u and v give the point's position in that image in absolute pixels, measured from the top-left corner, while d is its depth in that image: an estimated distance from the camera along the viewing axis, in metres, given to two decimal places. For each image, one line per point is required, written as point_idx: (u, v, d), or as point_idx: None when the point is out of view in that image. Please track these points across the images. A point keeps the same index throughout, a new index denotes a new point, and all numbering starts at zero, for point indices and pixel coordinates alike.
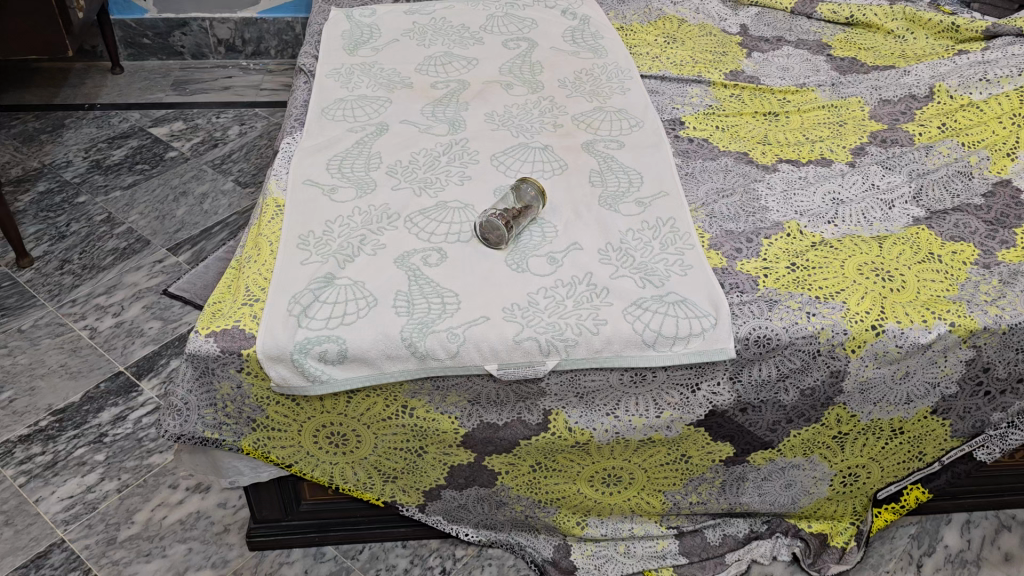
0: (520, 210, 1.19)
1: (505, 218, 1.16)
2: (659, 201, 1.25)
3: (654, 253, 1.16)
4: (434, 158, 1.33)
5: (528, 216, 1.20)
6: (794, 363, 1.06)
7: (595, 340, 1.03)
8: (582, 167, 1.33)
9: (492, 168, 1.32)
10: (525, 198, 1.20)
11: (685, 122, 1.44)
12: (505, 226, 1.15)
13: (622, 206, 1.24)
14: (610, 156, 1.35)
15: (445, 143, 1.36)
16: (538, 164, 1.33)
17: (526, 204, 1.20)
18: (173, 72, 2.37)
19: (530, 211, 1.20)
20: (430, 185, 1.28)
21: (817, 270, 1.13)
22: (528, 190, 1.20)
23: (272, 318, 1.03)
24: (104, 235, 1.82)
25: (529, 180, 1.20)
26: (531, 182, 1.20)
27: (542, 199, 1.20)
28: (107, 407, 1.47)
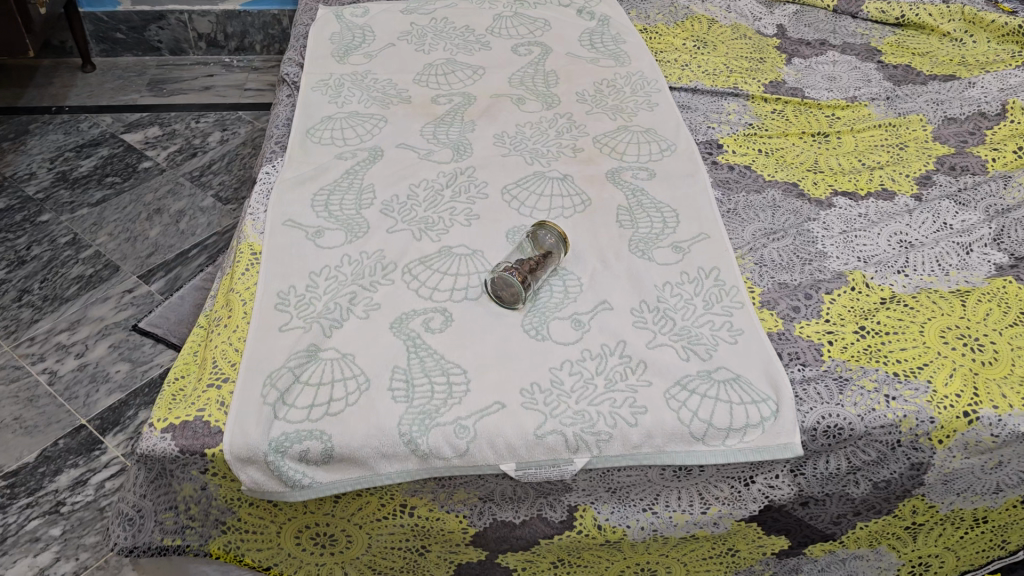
0: (540, 262, 1.01)
1: (523, 274, 0.98)
2: (699, 245, 1.07)
3: (696, 314, 0.99)
4: (436, 193, 1.14)
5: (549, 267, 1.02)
6: (868, 455, 0.89)
7: (632, 433, 0.85)
8: (608, 202, 1.15)
9: (503, 205, 1.14)
10: (546, 246, 1.02)
11: (723, 144, 1.26)
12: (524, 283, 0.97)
13: (656, 252, 1.07)
14: (640, 189, 1.17)
15: (449, 173, 1.18)
16: (555, 198, 1.15)
17: (547, 254, 1.02)
18: (149, 70, 2.17)
19: (552, 261, 1.02)
20: (432, 226, 1.09)
21: (892, 336, 0.95)
22: (549, 236, 1.02)
23: (243, 407, 0.86)
24: (68, 261, 1.64)
25: (551, 225, 1.02)
26: (553, 226, 1.02)
27: (566, 247, 1.03)
28: (66, 469, 1.30)
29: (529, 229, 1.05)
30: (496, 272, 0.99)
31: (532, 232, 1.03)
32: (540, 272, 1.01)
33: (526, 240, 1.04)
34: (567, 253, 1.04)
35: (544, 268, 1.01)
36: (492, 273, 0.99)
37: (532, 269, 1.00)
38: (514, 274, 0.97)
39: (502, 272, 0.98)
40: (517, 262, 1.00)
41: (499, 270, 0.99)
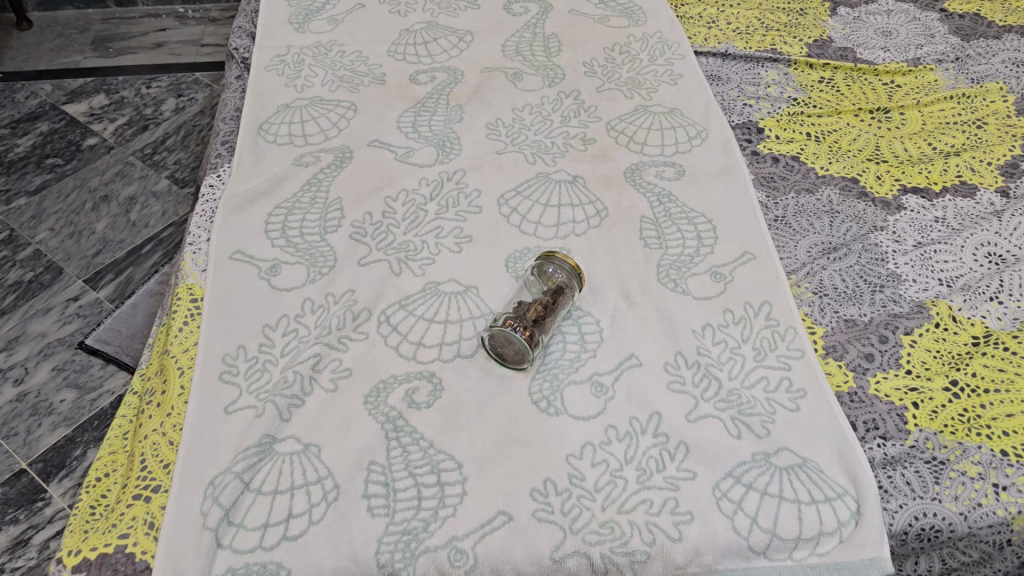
0: (549, 306, 0.81)
1: (529, 326, 0.78)
2: (743, 270, 0.87)
3: (746, 370, 0.79)
4: (418, 207, 0.93)
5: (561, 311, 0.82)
6: (968, 556, 0.72)
7: (675, 550, 0.68)
8: (629, 212, 0.93)
9: (500, 219, 0.93)
10: (558, 284, 0.82)
11: (764, 127, 1.04)
12: (529, 339, 0.77)
13: (691, 281, 0.86)
14: (668, 193, 0.95)
15: (434, 179, 0.96)
16: (564, 209, 0.94)
17: (560, 294, 0.82)
18: (94, 25, 1.92)
19: (565, 302, 0.82)
20: (414, 253, 0.89)
21: (993, 396, 0.77)
22: (562, 271, 0.81)
23: (175, 532, 0.67)
24: (4, 264, 1.43)
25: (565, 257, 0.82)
26: (567, 258, 0.82)
27: (582, 283, 0.82)
28: (4, 526, 1.13)
29: (536, 262, 0.84)
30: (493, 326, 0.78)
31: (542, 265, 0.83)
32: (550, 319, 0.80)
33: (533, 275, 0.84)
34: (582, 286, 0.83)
35: (554, 312, 0.81)
36: (489, 327, 0.79)
37: (539, 317, 0.79)
38: (517, 329, 0.77)
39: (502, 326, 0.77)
40: (521, 310, 0.80)
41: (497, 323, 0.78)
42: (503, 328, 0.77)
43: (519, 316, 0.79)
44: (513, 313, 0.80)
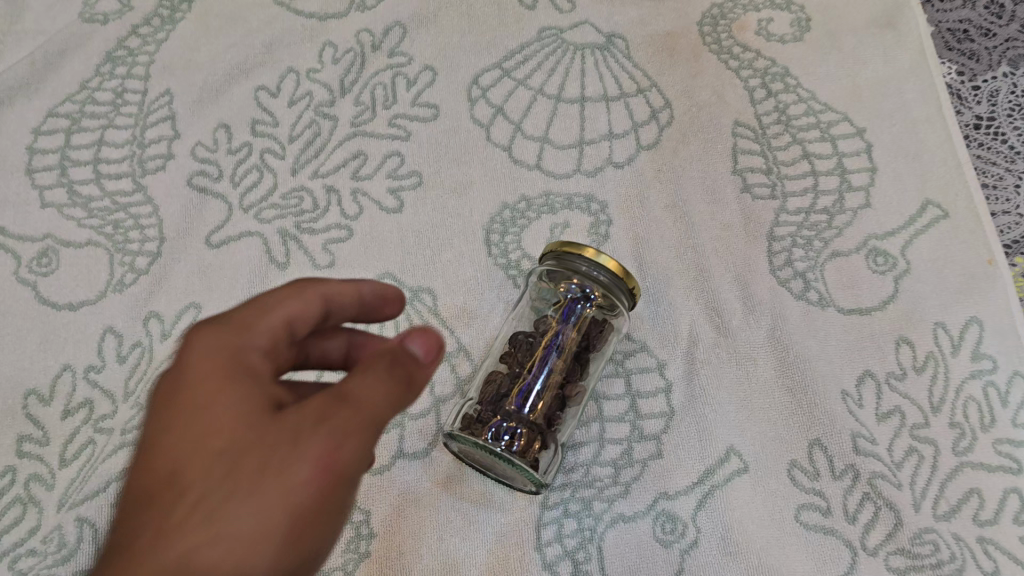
0: (571, 357, 0.42)
1: (525, 421, 0.39)
2: (927, 245, 0.47)
3: (938, 479, 0.42)
4: (318, 110, 0.50)
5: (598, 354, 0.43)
6: None
7: None
8: (712, 112, 0.50)
9: (473, 132, 0.50)
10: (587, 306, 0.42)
11: None
12: (530, 449, 0.39)
13: (833, 273, 0.46)
14: (781, 69, 0.52)
15: (346, 46, 0.52)
16: (591, 108, 0.51)
17: (593, 323, 0.42)
18: None
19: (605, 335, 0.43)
20: (312, 218, 0.48)
21: None
22: (592, 275, 0.41)
23: None
24: None
25: (590, 246, 0.41)
26: (596, 248, 0.41)
27: (637, 294, 0.42)
28: None
29: (542, 259, 0.44)
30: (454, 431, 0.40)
31: (552, 269, 0.43)
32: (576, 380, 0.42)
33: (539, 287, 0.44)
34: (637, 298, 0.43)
35: (584, 363, 0.42)
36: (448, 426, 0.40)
37: (548, 388, 0.41)
38: (503, 435, 0.38)
39: (472, 431, 0.39)
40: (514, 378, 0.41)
41: (466, 417, 0.40)
42: (473, 436, 0.39)
43: (506, 401, 0.40)
44: (498, 385, 0.41)
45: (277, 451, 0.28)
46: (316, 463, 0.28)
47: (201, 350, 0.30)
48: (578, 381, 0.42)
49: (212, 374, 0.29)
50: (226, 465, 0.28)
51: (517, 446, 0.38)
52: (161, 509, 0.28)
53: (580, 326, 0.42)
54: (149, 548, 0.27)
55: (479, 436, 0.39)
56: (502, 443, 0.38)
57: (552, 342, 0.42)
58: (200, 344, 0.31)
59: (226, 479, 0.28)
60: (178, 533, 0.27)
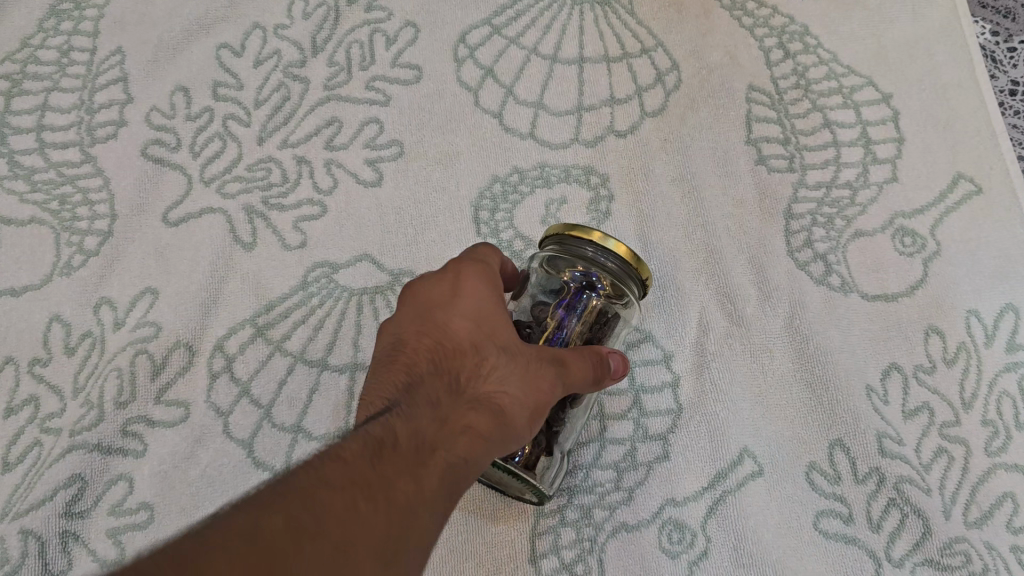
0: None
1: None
2: (958, 224, 0.43)
3: (970, 482, 0.38)
4: (288, 71, 0.45)
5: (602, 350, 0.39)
6: None
7: None
8: (724, 75, 0.46)
9: (459, 96, 0.45)
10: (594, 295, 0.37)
11: None
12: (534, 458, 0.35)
13: (856, 254, 0.42)
14: (799, 27, 0.47)
15: (318, 0, 0.47)
16: (590, 70, 0.46)
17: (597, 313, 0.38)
18: None
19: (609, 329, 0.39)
20: (281, 193, 0.43)
21: None
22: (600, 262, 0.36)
23: None
24: None
25: (595, 229, 0.35)
26: (603, 232, 0.35)
27: (648, 284, 0.38)
28: None
29: (543, 242, 0.38)
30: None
31: (554, 256, 0.37)
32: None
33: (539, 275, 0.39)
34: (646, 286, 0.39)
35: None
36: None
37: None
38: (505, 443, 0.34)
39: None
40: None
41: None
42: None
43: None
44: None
45: (505, 438, 0.30)
46: (533, 422, 0.31)
47: (584, 364, 0.33)
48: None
49: (548, 358, 0.32)
50: (471, 456, 0.29)
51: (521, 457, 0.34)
52: (399, 466, 0.26)
53: (585, 319, 0.37)
54: (394, 498, 0.26)
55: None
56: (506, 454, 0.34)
57: (554, 336, 0.37)
58: (489, 302, 0.33)
59: (468, 438, 0.29)
60: (389, 532, 0.25)
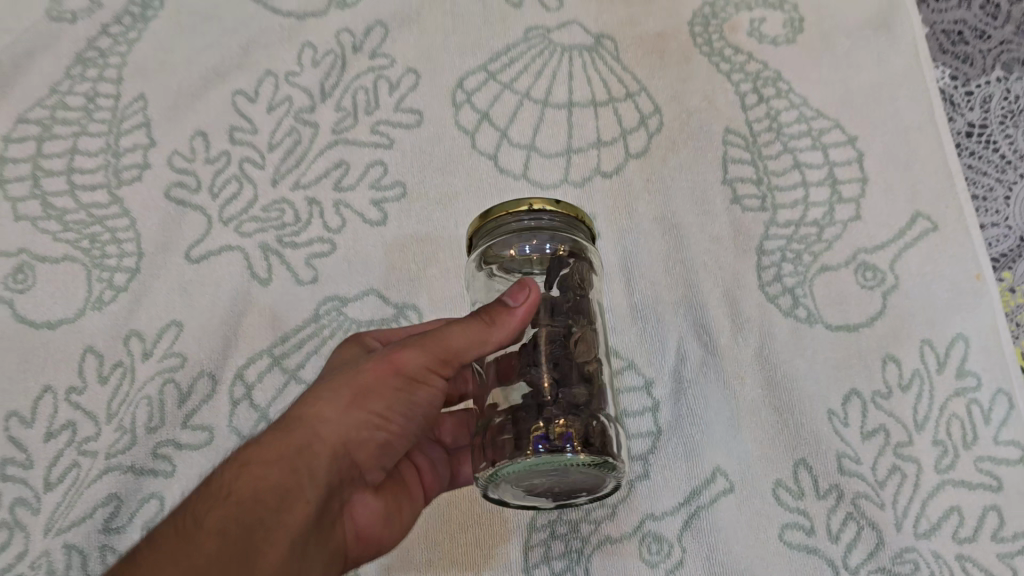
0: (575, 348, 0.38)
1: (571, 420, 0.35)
2: (914, 259, 0.47)
3: (920, 497, 0.42)
4: (298, 116, 0.49)
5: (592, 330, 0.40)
6: None
7: None
8: (703, 119, 0.50)
9: (457, 139, 0.49)
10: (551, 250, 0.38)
11: None
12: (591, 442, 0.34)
13: (821, 288, 0.46)
14: (773, 74, 0.51)
15: (325, 48, 0.50)
16: (579, 113, 0.50)
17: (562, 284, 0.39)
18: None
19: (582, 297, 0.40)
20: (294, 231, 0.47)
21: None
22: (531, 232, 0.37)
23: None
24: None
25: (504, 208, 0.36)
26: (513, 208, 0.36)
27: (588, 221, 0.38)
28: None
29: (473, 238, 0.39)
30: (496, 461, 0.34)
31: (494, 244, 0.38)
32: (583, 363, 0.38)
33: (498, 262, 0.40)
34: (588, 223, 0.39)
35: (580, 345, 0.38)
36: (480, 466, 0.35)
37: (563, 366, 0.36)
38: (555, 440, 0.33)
39: (513, 452, 0.34)
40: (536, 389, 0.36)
41: (495, 445, 0.35)
42: (523, 454, 0.33)
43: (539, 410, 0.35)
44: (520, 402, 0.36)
45: (306, 445, 0.35)
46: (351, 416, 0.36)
47: (439, 334, 0.36)
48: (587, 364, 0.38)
49: (366, 361, 0.37)
50: (262, 484, 0.33)
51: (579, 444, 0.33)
52: (171, 541, 0.32)
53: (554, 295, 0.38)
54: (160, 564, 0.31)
55: (528, 451, 0.33)
56: (564, 446, 0.33)
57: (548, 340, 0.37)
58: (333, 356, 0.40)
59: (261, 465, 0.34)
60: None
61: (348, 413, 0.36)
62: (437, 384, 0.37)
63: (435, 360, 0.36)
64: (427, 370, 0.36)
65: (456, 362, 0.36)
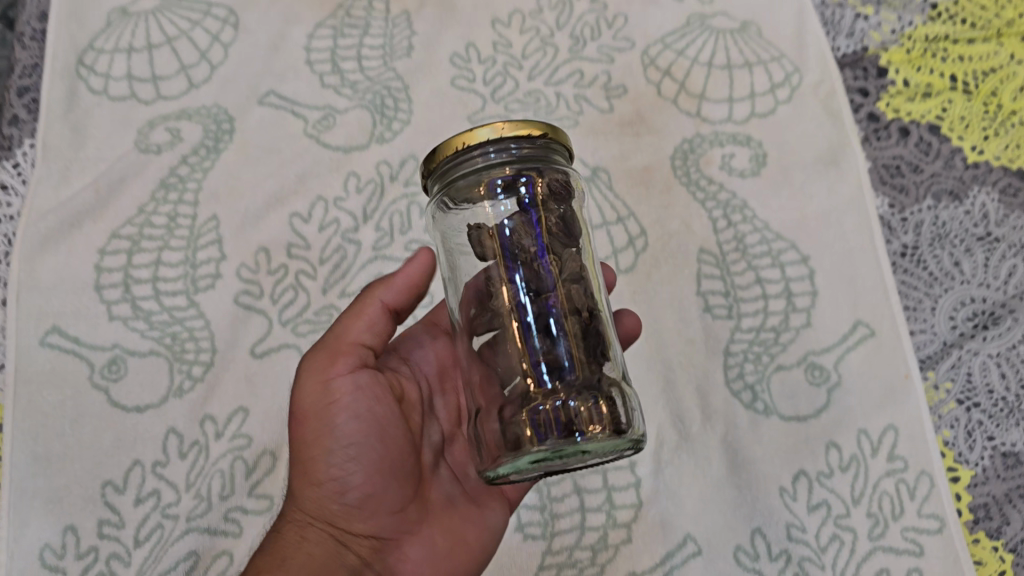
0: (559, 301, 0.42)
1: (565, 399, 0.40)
2: (856, 360, 0.57)
3: (855, 559, 0.52)
4: (346, 235, 0.60)
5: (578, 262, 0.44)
6: None
7: None
8: (680, 240, 0.61)
9: None
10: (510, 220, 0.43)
11: (888, 64, 0.68)
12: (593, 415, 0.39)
13: (777, 384, 0.56)
14: (740, 202, 0.62)
15: (368, 176, 0.61)
16: None
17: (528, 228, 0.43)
18: None
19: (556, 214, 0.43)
20: None
21: None
22: (486, 159, 0.41)
23: None
24: None
25: (464, 131, 0.40)
26: (472, 129, 0.40)
27: (541, 133, 0.41)
28: None
29: (423, 168, 0.43)
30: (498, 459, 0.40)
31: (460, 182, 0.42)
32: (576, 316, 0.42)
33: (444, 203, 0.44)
34: (553, 137, 0.41)
35: (575, 293, 0.43)
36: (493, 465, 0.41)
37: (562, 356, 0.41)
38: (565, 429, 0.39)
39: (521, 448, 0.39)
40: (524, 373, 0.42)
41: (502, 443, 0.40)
42: (533, 446, 0.39)
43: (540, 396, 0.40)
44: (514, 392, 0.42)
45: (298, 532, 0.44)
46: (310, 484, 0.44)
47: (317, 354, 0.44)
48: (580, 318, 0.42)
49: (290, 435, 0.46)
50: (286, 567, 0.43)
51: (589, 428, 0.39)
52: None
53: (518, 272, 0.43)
54: None
55: (538, 444, 0.38)
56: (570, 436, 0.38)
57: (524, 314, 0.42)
58: None
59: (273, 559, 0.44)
60: None
61: (313, 490, 0.44)
62: (348, 388, 0.44)
63: (327, 361, 0.44)
64: (327, 391, 0.43)
65: (343, 357, 0.44)
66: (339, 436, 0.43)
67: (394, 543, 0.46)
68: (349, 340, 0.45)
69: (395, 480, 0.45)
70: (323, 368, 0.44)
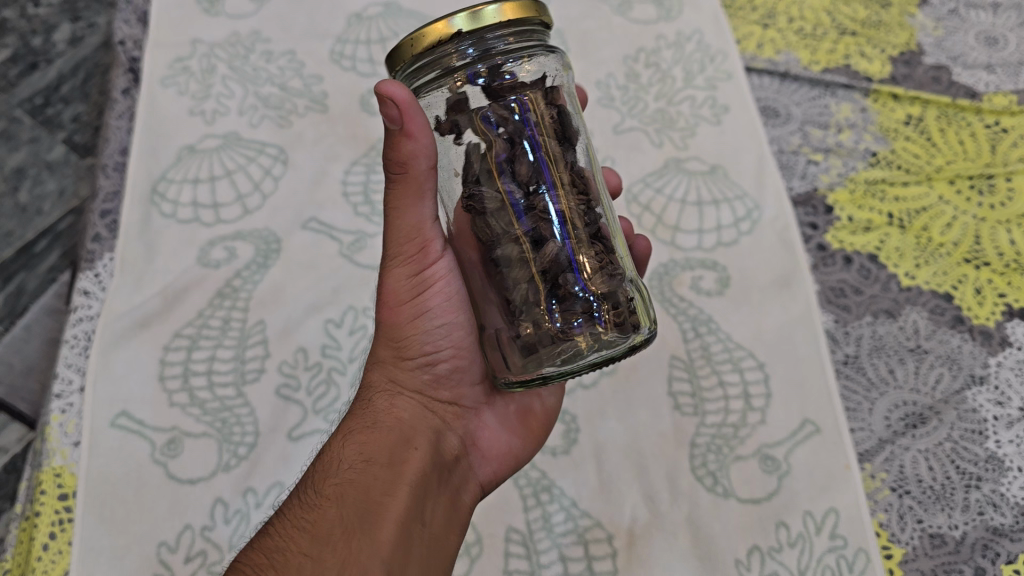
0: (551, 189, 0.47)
1: (571, 300, 0.47)
2: (804, 452, 0.66)
3: None
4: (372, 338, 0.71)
5: (563, 146, 0.48)
6: None
7: None
8: (654, 348, 0.72)
9: None
10: (490, 110, 0.47)
11: (835, 203, 0.80)
12: (603, 311, 0.47)
13: (735, 472, 0.66)
14: (706, 317, 0.73)
15: None
16: None
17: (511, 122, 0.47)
18: None
19: (537, 103, 0.48)
20: None
21: None
22: (460, 48, 0.45)
23: None
24: None
25: (437, 19, 0.44)
26: (444, 17, 0.44)
27: (491, 14, 0.44)
28: None
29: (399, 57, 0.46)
30: (528, 363, 0.48)
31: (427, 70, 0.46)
32: (563, 195, 0.47)
33: (416, 93, 0.47)
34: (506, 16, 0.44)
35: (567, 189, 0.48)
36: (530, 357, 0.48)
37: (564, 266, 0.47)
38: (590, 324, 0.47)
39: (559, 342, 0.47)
40: (524, 268, 0.47)
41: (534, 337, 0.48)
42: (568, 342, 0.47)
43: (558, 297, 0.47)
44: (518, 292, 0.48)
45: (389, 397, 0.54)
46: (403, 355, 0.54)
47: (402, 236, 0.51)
48: (573, 207, 0.48)
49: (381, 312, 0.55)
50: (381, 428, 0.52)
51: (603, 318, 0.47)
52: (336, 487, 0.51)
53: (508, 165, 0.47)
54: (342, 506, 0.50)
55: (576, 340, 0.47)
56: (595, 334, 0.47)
57: (518, 210, 0.47)
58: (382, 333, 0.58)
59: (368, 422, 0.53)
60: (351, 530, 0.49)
61: (405, 363, 0.55)
62: (441, 273, 0.53)
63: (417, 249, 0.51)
64: (422, 279, 0.53)
65: (433, 247, 0.52)
66: (432, 315, 0.54)
67: (470, 413, 0.59)
68: (427, 225, 0.51)
69: (473, 354, 0.57)
70: (420, 260, 0.52)
